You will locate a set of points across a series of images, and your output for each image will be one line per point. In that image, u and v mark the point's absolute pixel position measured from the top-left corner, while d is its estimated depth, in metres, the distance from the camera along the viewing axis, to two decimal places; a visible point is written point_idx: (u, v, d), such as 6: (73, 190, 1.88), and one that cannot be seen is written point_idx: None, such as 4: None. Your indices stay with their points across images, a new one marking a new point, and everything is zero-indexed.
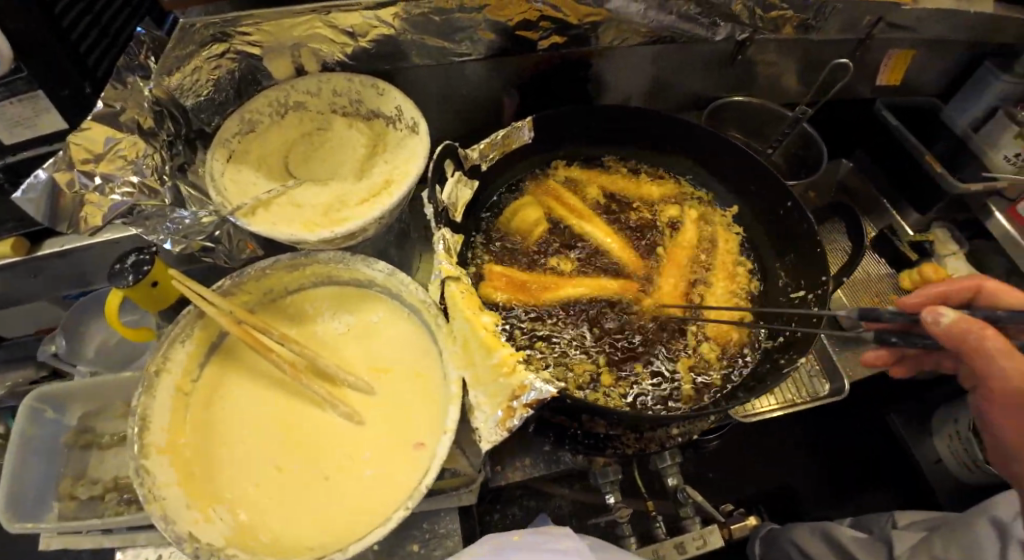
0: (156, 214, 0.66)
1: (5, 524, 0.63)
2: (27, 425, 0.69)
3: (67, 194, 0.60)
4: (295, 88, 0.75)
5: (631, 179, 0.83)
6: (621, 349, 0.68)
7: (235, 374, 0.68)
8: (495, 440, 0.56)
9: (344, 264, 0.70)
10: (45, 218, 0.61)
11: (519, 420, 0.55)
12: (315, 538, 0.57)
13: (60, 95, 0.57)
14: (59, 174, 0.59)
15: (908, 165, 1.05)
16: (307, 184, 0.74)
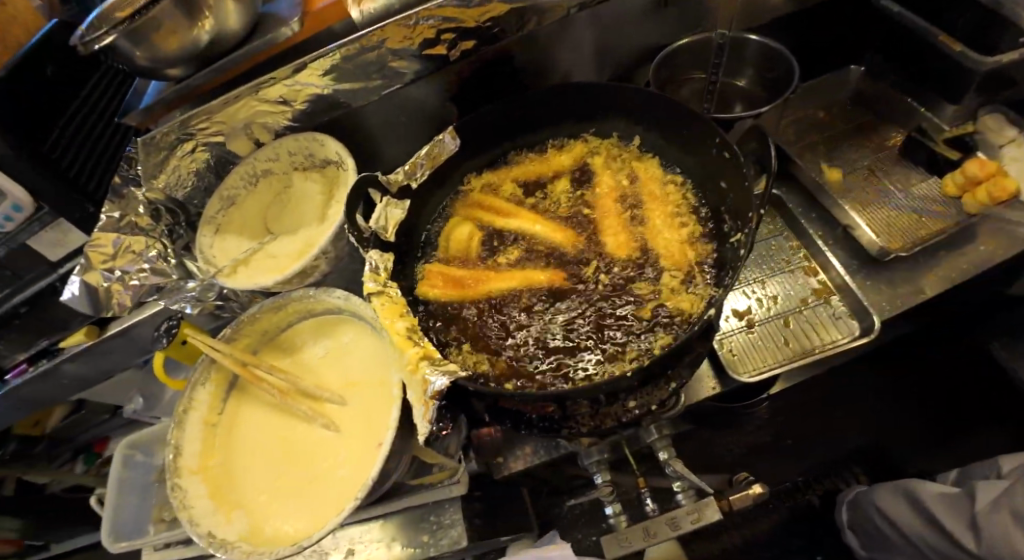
0: (171, 288, 0.84)
1: (108, 545, 0.86)
2: (122, 468, 0.92)
3: (100, 288, 0.79)
4: (258, 160, 0.89)
5: (543, 160, 0.84)
6: (559, 327, 0.69)
7: (247, 405, 0.82)
8: (423, 435, 0.59)
9: (313, 298, 0.81)
10: (90, 309, 0.80)
11: (433, 412, 0.59)
12: (308, 530, 0.68)
13: (76, 216, 0.78)
14: (89, 275, 0.77)
15: (923, 52, 0.92)
16: (280, 236, 0.87)
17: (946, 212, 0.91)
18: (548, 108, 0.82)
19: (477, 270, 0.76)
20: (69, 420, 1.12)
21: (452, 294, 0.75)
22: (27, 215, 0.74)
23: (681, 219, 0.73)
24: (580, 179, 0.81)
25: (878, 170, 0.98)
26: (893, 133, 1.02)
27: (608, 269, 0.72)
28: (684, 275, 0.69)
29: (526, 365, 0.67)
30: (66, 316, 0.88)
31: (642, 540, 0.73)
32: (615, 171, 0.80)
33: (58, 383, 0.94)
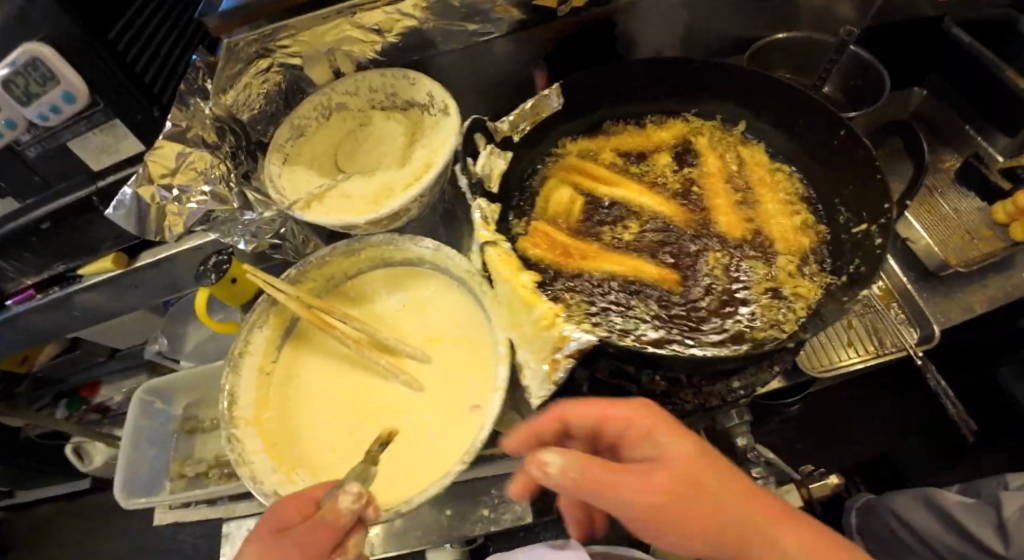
0: (225, 218, 0.75)
1: (121, 499, 0.78)
2: (140, 414, 0.84)
3: (153, 205, 0.69)
4: (335, 91, 0.81)
5: (640, 133, 0.82)
6: (672, 302, 0.67)
7: (307, 353, 0.74)
8: (544, 395, 0.58)
9: (394, 245, 0.74)
10: (136, 229, 0.70)
11: (564, 372, 0.56)
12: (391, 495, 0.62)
13: (135, 121, 0.68)
14: (143, 188, 0.68)
15: (988, 82, 0.96)
16: (354, 176, 0.79)
17: (992, 236, 0.96)
18: (661, 79, 0.79)
19: (580, 237, 0.73)
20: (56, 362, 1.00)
21: (554, 257, 0.71)
22: (78, 110, 0.63)
23: (791, 206, 0.73)
24: (682, 155, 0.79)
25: (933, 189, 1.02)
26: (947, 156, 1.05)
27: (717, 248, 0.71)
28: (798, 262, 0.69)
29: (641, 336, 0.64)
30: (95, 239, 0.80)
31: None
32: (720, 152, 0.78)
33: (70, 311, 0.88)
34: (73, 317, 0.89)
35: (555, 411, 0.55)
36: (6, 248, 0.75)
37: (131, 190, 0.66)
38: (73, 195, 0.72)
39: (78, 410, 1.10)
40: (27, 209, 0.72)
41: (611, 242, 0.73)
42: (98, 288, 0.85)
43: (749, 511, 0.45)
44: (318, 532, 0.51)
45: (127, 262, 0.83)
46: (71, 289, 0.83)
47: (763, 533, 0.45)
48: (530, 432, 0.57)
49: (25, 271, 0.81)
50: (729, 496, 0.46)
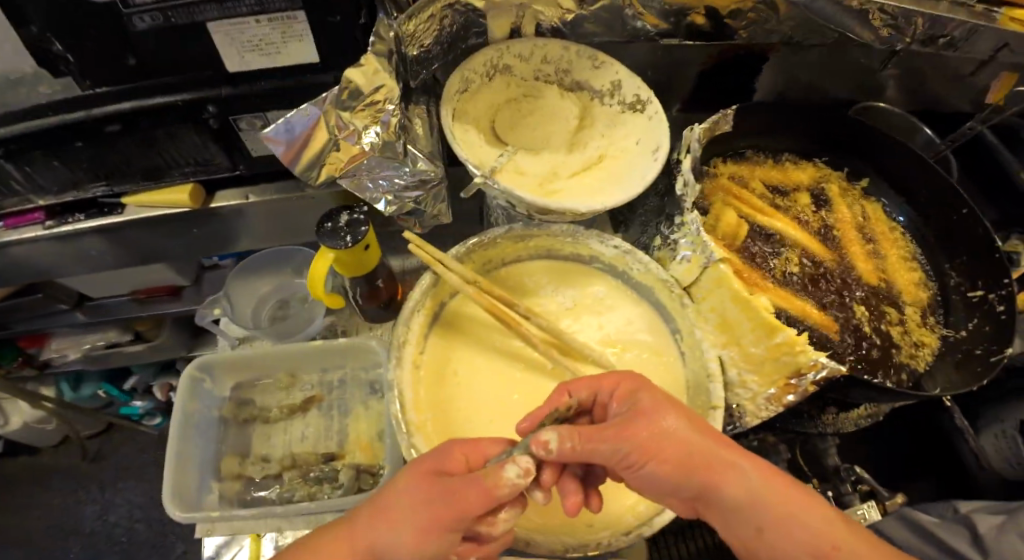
0: (371, 164, 0.61)
1: (171, 510, 0.61)
2: (189, 397, 0.67)
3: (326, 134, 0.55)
4: (509, 50, 0.71)
5: (779, 168, 0.85)
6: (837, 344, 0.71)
7: (462, 346, 0.63)
8: (769, 414, 0.61)
9: (574, 239, 0.67)
10: (289, 156, 0.55)
11: (797, 396, 0.60)
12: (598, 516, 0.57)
13: (318, 20, 0.51)
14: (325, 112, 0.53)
15: None
16: (522, 151, 0.70)
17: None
18: (803, 123, 0.86)
19: (748, 263, 0.74)
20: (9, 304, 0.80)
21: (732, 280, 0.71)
22: None
23: (909, 264, 0.81)
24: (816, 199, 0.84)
25: None
26: None
27: (858, 294, 0.77)
28: (921, 313, 0.77)
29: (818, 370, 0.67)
30: (165, 163, 0.64)
31: None
32: (849, 204, 0.84)
33: (83, 247, 0.72)
34: (80, 258, 0.74)
35: (627, 384, 0.51)
36: (35, 142, 0.57)
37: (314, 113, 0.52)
38: (184, 93, 0.56)
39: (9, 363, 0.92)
40: (99, 99, 0.55)
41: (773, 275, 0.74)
42: (143, 226, 0.71)
43: (759, 466, 0.49)
44: (475, 498, 0.42)
45: (202, 199, 0.68)
46: (107, 221, 0.68)
47: (784, 492, 0.48)
48: (541, 415, 0.51)
49: (35, 187, 0.64)
50: (755, 469, 0.49)
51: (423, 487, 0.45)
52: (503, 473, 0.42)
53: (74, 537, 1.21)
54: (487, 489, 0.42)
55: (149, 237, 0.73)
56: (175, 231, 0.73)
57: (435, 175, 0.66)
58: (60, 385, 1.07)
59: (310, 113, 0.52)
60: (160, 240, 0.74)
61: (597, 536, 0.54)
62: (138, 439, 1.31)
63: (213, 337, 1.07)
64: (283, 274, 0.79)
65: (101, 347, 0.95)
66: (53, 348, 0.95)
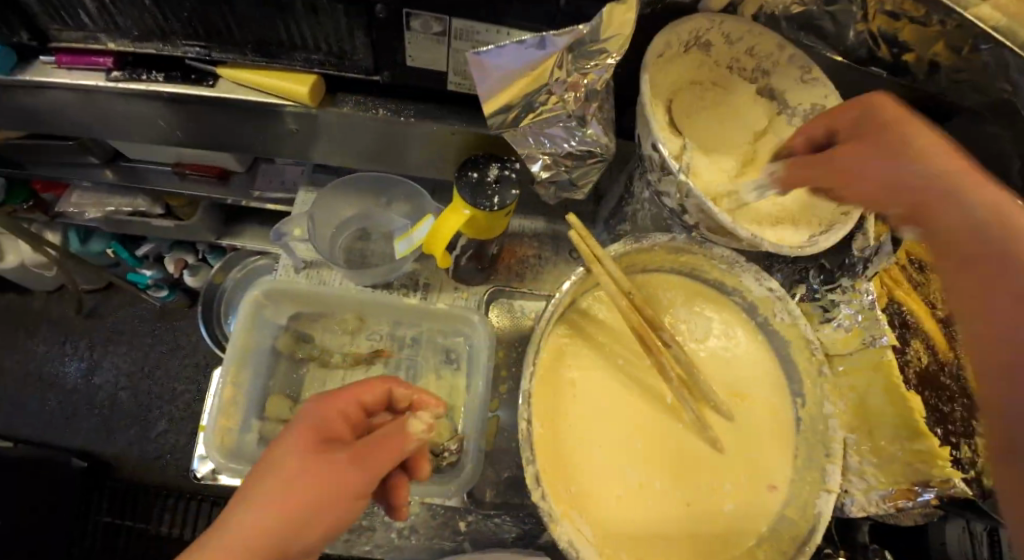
0: (549, 118, 0.50)
1: (207, 438, 0.55)
2: (247, 320, 0.60)
3: (549, 71, 0.44)
4: (720, 27, 0.59)
5: (924, 242, 0.78)
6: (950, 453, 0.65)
7: (580, 349, 0.57)
8: (879, 512, 0.55)
9: (728, 268, 0.59)
10: (497, 85, 0.45)
11: (912, 504, 0.54)
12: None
13: None
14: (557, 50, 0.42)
15: None
16: (697, 149, 0.61)
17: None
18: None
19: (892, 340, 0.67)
20: (37, 144, 0.70)
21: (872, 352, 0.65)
22: None
23: None
24: None
25: None
26: None
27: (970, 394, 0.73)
28: None
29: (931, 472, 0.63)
30: (294, 35, 0.50)
31: None
32: None
33: (154, 109, 0.58)
34: (141, 122, 0.61)
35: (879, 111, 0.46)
36: None
37: (551, 47, 0.41)
38: None
39: (21, 203, 0.83)
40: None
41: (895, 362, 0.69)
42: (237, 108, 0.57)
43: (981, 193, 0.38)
44: (380, 455, 0.40)
45: (319, 97, 0.55)
46: (193, 91, 0.54)
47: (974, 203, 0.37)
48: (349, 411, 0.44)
49: (107, 25, 0.51)
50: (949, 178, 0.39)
51: (327, 462, 0.37)
52: (408, 425, 0.43)
53: (49, 391, 1.12)
54: (401, 443, 0.41)
55: (224, 120, 0.60)
56: (258, 124, 0.60)
57: (605, 151, 0.54)
58: (72, 235, 0.95)
59: (545, 46, 0.42)
60: (234, 125, 0.61)
61: None
62: (134, 307, 1.19)
63: (249, 229, 0.94)
64: (374, 200, 0.69)
65: (125, 214, 0.83)
66: (72, 203, 0.82)
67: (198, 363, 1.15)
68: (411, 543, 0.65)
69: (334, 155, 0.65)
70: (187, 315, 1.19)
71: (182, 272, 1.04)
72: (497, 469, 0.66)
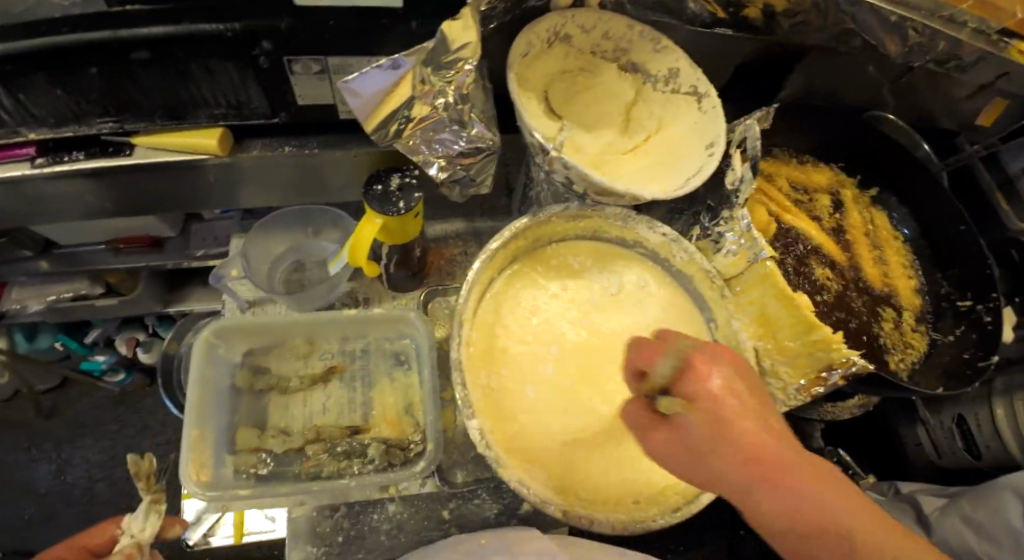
0: (434, 126, 0.57)
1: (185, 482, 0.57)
2: (201, 365, 0.63)
3: (413, 81, 0.51)
4: (574, 20, 0.68)
5: (800, 168, 0.88)
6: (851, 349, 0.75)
7: (509, 319, 0.63)
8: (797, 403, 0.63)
9: (624, 223, 0.66)
10: (370, 101, 0.51)
11: (823, 389, 0.63)
12: (646, 490, 0.58)
13: None
14: (412, 67, 0.49)
15: None
16: (576, 127, 0.68)
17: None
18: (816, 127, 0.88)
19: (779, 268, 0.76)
20: None
21: None
22: None
23: (907, 270, 0.87)
24: (832, 202, 0.88)
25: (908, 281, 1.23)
26: None
27: (865, 293, 0.83)
28: (915, 318, 0.83)
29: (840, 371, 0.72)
30: (191, 98, 0.55)
31: None
32: (860, 209, 0.89)
33: (80, 182, 0.62)
34: (64, 196, 0.64)
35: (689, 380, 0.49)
36: (41, 60, 0.48)
37: (404, 66, 0.49)
38: (233, 24, 0.48)
39: None
40: (131, 19, 0.47)
41: (793, 283, 0.78)
42: (156, 165, 0.61)
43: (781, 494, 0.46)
44: None
45: (228, 146, 0.61)
46: (113, 161, 0.59)
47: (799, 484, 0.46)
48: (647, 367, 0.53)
49: (26, 117, 0.54)
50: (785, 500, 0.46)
51: None
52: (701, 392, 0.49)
53: (26, 497, 1.11)
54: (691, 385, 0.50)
55: (148, 184, 0.65)
56: (182, 181, 0.65)
57: (492, 144, 0.61)
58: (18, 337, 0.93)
59: (399, 65, 0.49)
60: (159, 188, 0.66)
61: (647, 514, 0.55)
62: (95, 396, 1.19)
63: (193, 293, 0.98)
64: (303, 233, 0.75)
65: (67, 299, 0.86)
66: (13, 299, 0.85)
67: (168, 438, 1.16)
68: (400, 542, 0.68)
69: (261, 200, 0.71)
70: (147, 394, 1.21)
71: (135, 351, 1.06)
72: (463, 452, 0.71)
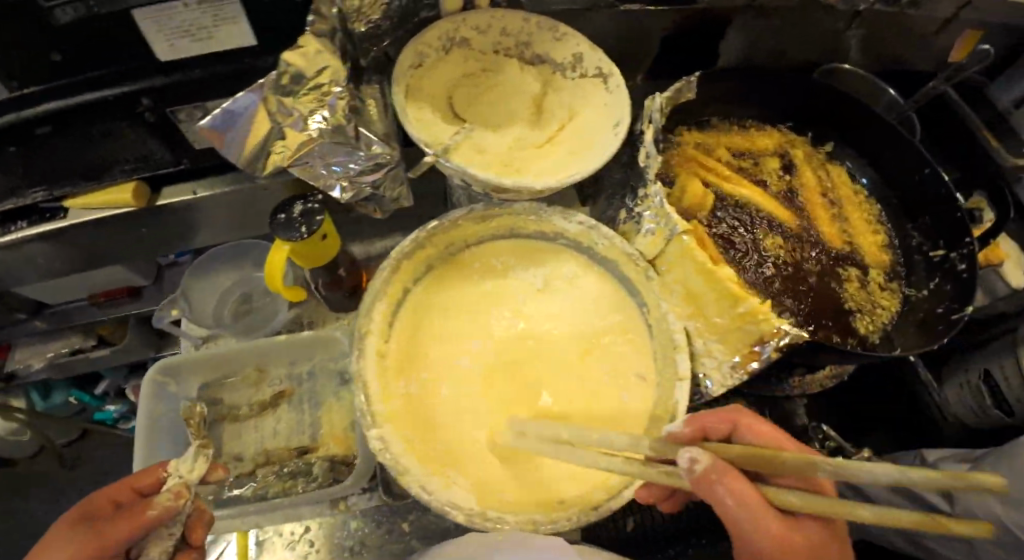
0: (316, 151, 0.57)
1: None
2: (150, 403, 0.67)
3: (268, 123, 0.53)
4: (466, 22, 0.68)
5: (743, 135, 0.84)
6: (802, 317, 0.72)
7: (430, 327, 0.64)
8: (733, 383, 0.60)
9: (537, 217, 0.66)
10: (231, 147, 0.53)
11: (760, 364, 0.59)
12: (574, 488, 0.57)
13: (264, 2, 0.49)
14: (268, 99, 0.51)
15: None
16: (481, 128, 0.68)
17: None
18: (757, 88, 0.84)
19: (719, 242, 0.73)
20: None
21: None
22: None
23: (872, 226, 0.82)
24: (782, 165, 0.84)
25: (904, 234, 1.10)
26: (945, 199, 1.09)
27: (825, 255, 0.78)
28: (884, 276, 0.78)
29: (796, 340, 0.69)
30: (103, 162, 0.59)
31: None
32: (814, 169, 0.84)
33: (31, 253, 0.67)
34: (23, 266, 0.69)
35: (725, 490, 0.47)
36: None
37: (257, 99, 0.50)
38: (113, 88, 0.52)
39: None
40: (31, 101, 0.51)
41: (739, 255, 0.74)
42: (91, 228, 0.66)
43: None
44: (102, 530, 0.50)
45: (148, 199, 0.64)
46: (50, 227, 0.64)
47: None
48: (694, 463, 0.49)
49: None
50: None
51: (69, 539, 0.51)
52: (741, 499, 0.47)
53: None
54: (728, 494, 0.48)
55: (94, 243, 0.69)
56: (123, 236, 0.69)
57: (392, 158, 0.63)
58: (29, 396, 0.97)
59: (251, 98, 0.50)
60: (104, 247, 0.70)
61: (567, 514, 0.53)
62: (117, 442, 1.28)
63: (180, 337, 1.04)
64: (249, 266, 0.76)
65: (66, 354, 0.91)
66: (17, 359, 0.90)
67: None
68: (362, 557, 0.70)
69: (203, 242, 0.74)
70: None
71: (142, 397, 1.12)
72: None
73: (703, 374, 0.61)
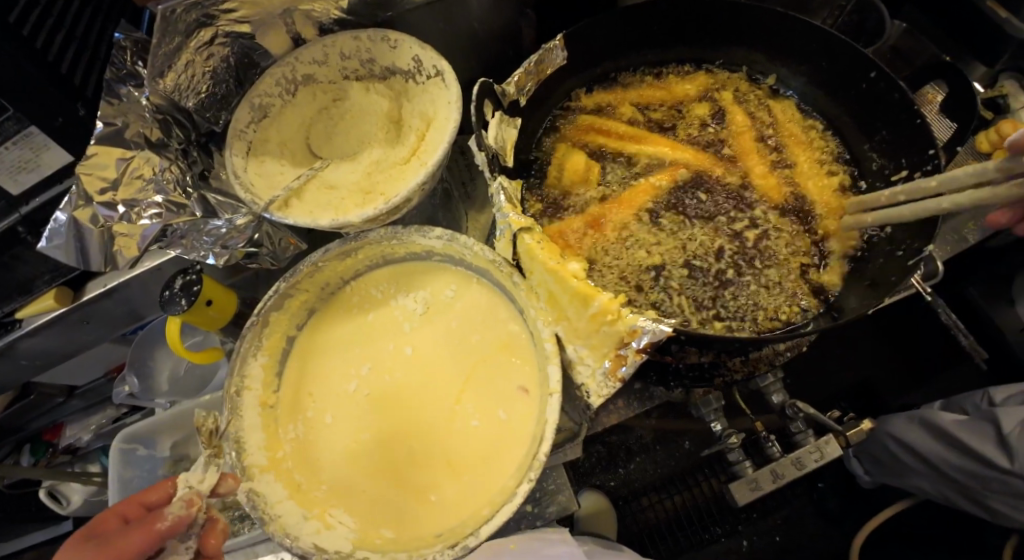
0: (183, 232, 0.62)
1: None
2: (121, 467, 0.78)
3: (93, 229, 0.57)
4: (300, 60, 0.67)
5: (653, 85, 0.75)
6: (723, 284, 0.63)
7: (320, 368, 0.66)
8: (608, 393, 0.53)
9: (398, 240, 0.64)
10: (77, 262, 0.59)
11: (630, 367, 0.52)
12: (455, 517, 0.56)
13: (56, 125, 0.55)
14: (78, 211, 0.56)
15: (975, 17, 0.83)
16: (336, 162, 0.67)
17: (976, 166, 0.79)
18: (660, 23, 0.71)
19: (612, 222, 0.66)
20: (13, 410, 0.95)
21: (581, 248, 0.64)
22: None
23: (826, 167, 0.70)
24: (703, 109, 0.73)
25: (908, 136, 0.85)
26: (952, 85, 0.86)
27: (757, 205, 0.67)
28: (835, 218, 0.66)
29: (707, 319, 0.61)
30: (26, 277, 0.66)
31: (771, 482, 0.73)
32: (743, 107, 0.73)
33: (12, 364, 0.76)
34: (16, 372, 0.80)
35: None
36: None
37: (65, 216, 0.55)
38: None
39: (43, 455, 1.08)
40: None
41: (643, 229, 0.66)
42: (45, 335, 0.73)
43: None
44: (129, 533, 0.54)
45: (74, 297, 0.70)
46: (9, 338, 0.70)
47: None
48: None
49: None
50: None
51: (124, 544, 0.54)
52: None
53: None
54: None
55: (60, 346, 0.77)
56: (77, 332, 0.76)
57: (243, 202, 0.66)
58: (102, 460, 1.13)
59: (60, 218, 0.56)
60: (70, 346, 0.79)
61: (430, 550, 0.53)
62: None
63: None
64: (196, 330, 0.85)
65: (109, 423, 1.07)
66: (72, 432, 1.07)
67: None
68: None
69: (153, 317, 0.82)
70: None
71: None
72: None
73: (580, 384, 0.55)
